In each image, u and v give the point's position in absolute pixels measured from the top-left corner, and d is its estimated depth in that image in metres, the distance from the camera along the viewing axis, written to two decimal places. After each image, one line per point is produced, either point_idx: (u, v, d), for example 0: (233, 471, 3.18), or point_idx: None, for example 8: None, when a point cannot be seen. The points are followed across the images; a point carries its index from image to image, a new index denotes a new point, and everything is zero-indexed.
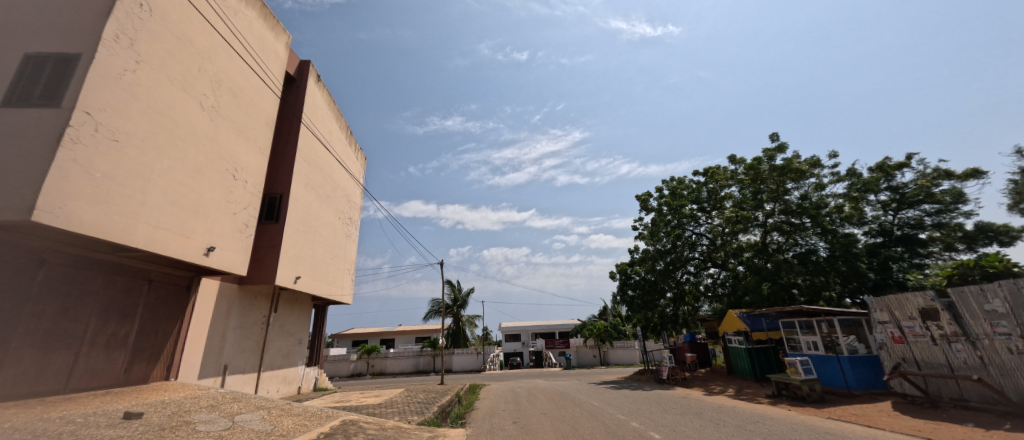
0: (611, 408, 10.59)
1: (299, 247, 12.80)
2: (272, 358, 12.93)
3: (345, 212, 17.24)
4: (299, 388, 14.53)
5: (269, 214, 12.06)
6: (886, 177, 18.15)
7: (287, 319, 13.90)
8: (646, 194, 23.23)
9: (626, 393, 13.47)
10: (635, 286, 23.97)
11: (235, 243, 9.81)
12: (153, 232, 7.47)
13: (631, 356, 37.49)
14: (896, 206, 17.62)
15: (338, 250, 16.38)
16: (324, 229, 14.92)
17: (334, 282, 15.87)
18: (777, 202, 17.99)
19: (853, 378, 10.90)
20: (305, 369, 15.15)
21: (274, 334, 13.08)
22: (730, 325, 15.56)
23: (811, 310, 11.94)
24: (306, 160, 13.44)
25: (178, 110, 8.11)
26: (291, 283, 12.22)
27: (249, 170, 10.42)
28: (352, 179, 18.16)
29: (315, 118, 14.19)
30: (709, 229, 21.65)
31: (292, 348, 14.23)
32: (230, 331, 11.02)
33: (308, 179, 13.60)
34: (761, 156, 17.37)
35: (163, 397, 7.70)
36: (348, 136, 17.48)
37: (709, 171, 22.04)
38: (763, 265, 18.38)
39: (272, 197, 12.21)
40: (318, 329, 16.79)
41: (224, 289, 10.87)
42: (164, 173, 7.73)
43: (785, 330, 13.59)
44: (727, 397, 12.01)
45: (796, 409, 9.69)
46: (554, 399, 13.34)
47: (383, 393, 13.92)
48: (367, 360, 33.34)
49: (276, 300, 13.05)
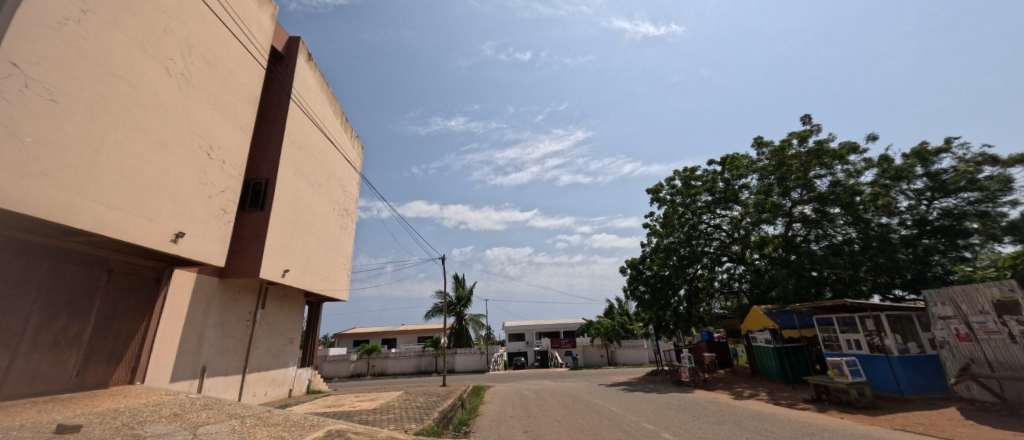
0: (635, 414, 9.47)
1: (287, 237, 11.73)
2: (260, 359, 11.85)
3: (340, 203, 16.15)
4: (290, 390, 13.45)
5: (254, 200, 11.00)
6: (923, 164, 17.09)
7: (277, 316, 12.82)
8: (658, 186, 22.03)
9: (645, 397, 12.31)
10: (647, 282, 22.84)
11: (211, 230, 8.72)
12: (104, 212, 6.38)
13: (640, 356, 36.26)
14: (933, 195, 16.61)
15: (333, 244, 15.29)
16: (317, 219, 13.85)
17: (328, 277, 14.81)
18: (806, 189, 16.94)
19: (906, 381, 9.84)
20: (297, 370, 14.10)
21: (262, 332, 11.98)
22: (755, 322, 14.37)
23: (854, 305, 10.79)
24: (295, 143, 12.35)
25: (138, 73, 7.03)
26: (277, 277, 11.13)
27: (228, 149, 9.32)
28: (348, 168, 17.07)
29: (306, 99, 13.07)
30: (726, 221, 20.48)
31: (283, 348, 13.16)
32: (209, 329, 9.93)
33: (298, 164, 12.49)
34: (792, 138, 16.55)
35: (118, 405, 6.58)
36: (342, 122, 16.36)
37: (726, 160, 20.87)
38: (789, 257, 17.31)
39: (256, 182, 11.13)
40: (312, 327, 15.70)
41: (203, 282, 9.78)
42: (120, 145, 6.67)
43: (820, 327, 12.46)
44: (761, 402, 10.83)
45: (848, 417, 8.49)
46: (566, 404, 12.22)
47: (380, 397, 12.74)
48: (368, 361, 32.32)
49: (263, 296, 11.96)
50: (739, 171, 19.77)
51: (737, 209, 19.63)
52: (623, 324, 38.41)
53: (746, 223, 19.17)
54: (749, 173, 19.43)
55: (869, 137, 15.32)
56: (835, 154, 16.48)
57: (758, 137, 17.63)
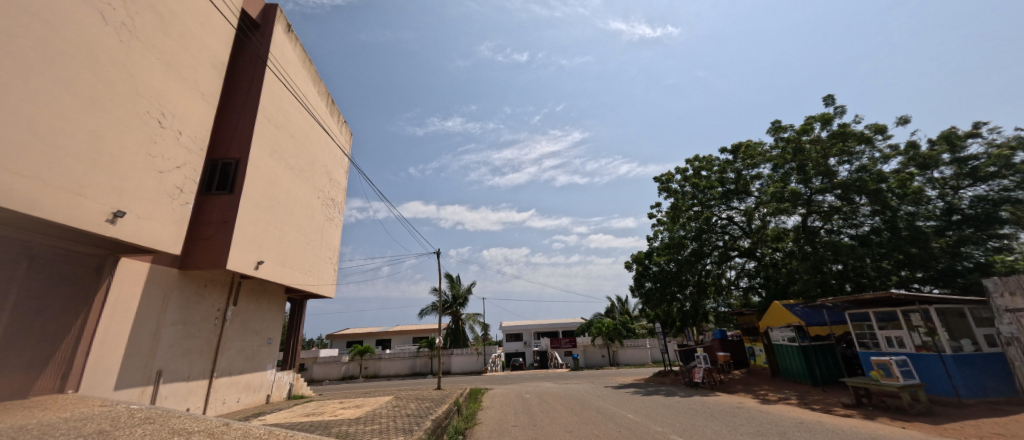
0: (658, 423, 8.27)
1: (261, 225, 10.41)
2: (231, 362, 10.52)
3: (326, 191, 14.84)
4: (268, 396, 12.15)
5: (222, 182, 9.68)
6: (952, 150, 16.13)
7: (252, 314, 11.49)
8: (666, 175, 20.88)
9: (662, 402, 11.12)
10: (653, 278, 21.62)
11: (163, 212, 7.37)
12: (7, 179, 5.05)
13: (643, 356, 35.03)
14: (962, 182, 15.68)
15: (317, 235, 13.98)
16: (298, 208, 12.58)
17: (311, 271, 13.50)
18: (828, 176, 15.88)
19: (962, 383, 8.84)
20: (276, 373, 12.78)
21: (233, 331, 10.63)
22: (778, 319, 13.23)
23: (899, 298, 9.72)
24: (272, 121, 11.03)
25: (59, 12, 5.72)
26: (249, 269, 9.83)
27: (186, 119, 8.01)
28: (335, 155, 15.76)
29: (286, 74, 11.75)
30: (739, 213, 19.33)
31: (259, 350, 11.84)
32: (166, 328, 8.55)
33: (275, 144, 11.19)
34: (813, 121, 15.42)
35: (28, 421, 5.23)
36: (328, 104, 15.04)
37: (738, 149, 19.75)
38: (810, 249, 16.24)
39: (225, 162, 9.83)
40: (295, 326, 14.39)
41: (161, 273, 8.43)
42: (30, 96, 5.35)
43: (854, 324, 11.46)
44: (794, 407, 9.69)
45: (911, 427, 7.31)
46: (575, 410, 10.99)
47: (366, 403, 11.48)
48: (360, 362, 30.97)
49: (235, 290, 10.61)
50: (753, 160, 18.66)
51: (752, 199, 18.49)
52: (624, 323, 37.03)
53: (762, 214, 18.08)
54: (762, 162, 18.35)
55: (899, 119, 14.20)
56: (859, 139, 15.41)
57: (774, 120, 16.53)
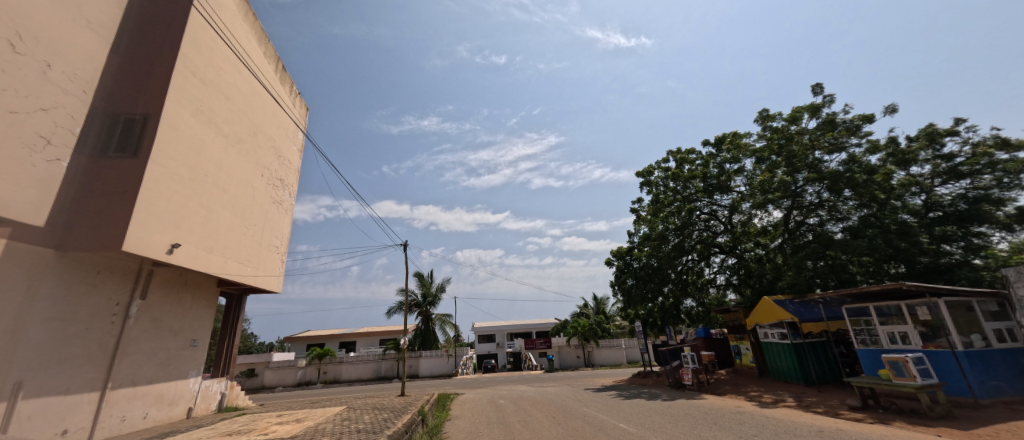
0: (657, 434, 7.07)
1: (179, 199, 8.50)
2: (136, 369, 8.56)
3: (272, 169, 12.86)
4: (189, 410, 10.15)
5: (123, 143, 7.77)
6: (932, 148, 15.91)
7: (169, 311, 9.52)
8: (648, 167, 19.92)
9: (652, 408, 9.93)
10: (634, 274, 20.64)
11: (17, 167, 5.53)
12: None
13: (618, 357, 34.24)
14: (939, 179, 15.42)
15: (259, 219, 11.98)
16: (234, 185, 10.61)
17: (251, 261, 11.47)
18: (813, 169, 15.02)
19: (977, 381, 8.13)
20: (203, 382, 10.80)
21: (141, 331, 8.70)
22: (769, 316, 12.34)
23: (907, 290, 8.84)
24: (197, 75, 9.10)
25: None
26: (160, 254, 7.93)
27: (60, 51, 6.17)
28: (285, 130, 13.79)
29: (218, 22, 9.87)
30: (723, 207, 18.48)
31: (179, 354, 9.85)
32: (35, 326, 6.59)
33: (200, 104, 9.26)
34: (799, 111, 14.48)
35: None
36: (278, 69, 13.10)
37: (722, 141, 18.90)
38: (797, 244, 15.47)
39: (130, 119, 7.95)
40: (230, 326, 12.35)
41: (26, 255, 6.47)
42: None
43: (851, 320, 10.62)
44: (798, 412, 8.73)
45: (946, 435, 6.36)
46: (557, 419, 9.69)
47: (309, 416, 9.67)
48: (319, 367, 28.65)
49: (144, 281, 8.67)
50: (736, 152, 17.83)
51: (736, 192, 17.62)
52: (600, 323, 36.10)
53: (746, 208, 17.27)
54: (747, 155, 17.52)
55: (889, 107, 13.24)
56: (847, 131, 14.57)
57: (762, 110, 15.42)
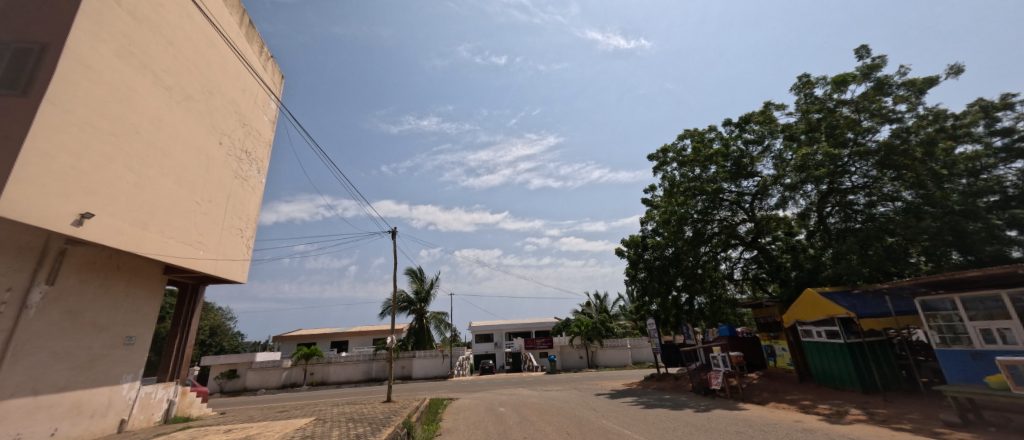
0: None
1: (95, 158, 6.64)
2: (40, 373, 6.73)
3: (234, 138, 11.00)
4: (123, 423, 8.36)
5: (10, 76, 5.98)
6: (986, 121, 13.90)
7: (92, 301, 7.70)
8: (664, 147, 18.07)
9: (690, 422, 8.07)
10: (648, 266, 18.80)
11: None
12: None
13: (623, 357, 32.38)
14: (1000, 158, 13.27)
15: (217, 196, 10.13)
16: (181, 150, 8.75)
17: (204, 243, 9.60)
18: (859, 143, 13.11)
19: None
20: (143, 388, 9.00)
21: (48, 325, 6.86)
22: (816, 312, 10.51)
23: (1019, 274, 6.98)
24: (123, 3, 7.24)
25: None
26: (65, 225, 6.12)
27: None
28: (252, 95, 11.94)
29: None
30: (749, 191, 16.58)
31: (106, 354, 8.02)
32: None
33: (131, 42, 7.41)
34: (846, 75, 12.59)
35: None
36: (243, 23, 11.27)
37: (747, 118, 17.05)
38: (839, 230, 13.50)
39: (25, 48, 6.17)
40: (182, 323, 10.51)
41: None
42: None
43: (925, 315, 8.75)
44: (879, 431, 6.91)
45: None
46: (573, 435, 7.81)
47: (261, 432, 7.78)
48: (306, 368, 26.85)
49: (52, 262, 6.89)
50: (765, 129, 15.94)
51: (765, 175, 15.65)
52: (604, 321, 34.08)
53: (777, 190, 15.37)
54: (778, 131, 15.62)
55: (955, 67, 11.32)
56: (900, 97, 12.65)
57: (800, 76, 13.55)
